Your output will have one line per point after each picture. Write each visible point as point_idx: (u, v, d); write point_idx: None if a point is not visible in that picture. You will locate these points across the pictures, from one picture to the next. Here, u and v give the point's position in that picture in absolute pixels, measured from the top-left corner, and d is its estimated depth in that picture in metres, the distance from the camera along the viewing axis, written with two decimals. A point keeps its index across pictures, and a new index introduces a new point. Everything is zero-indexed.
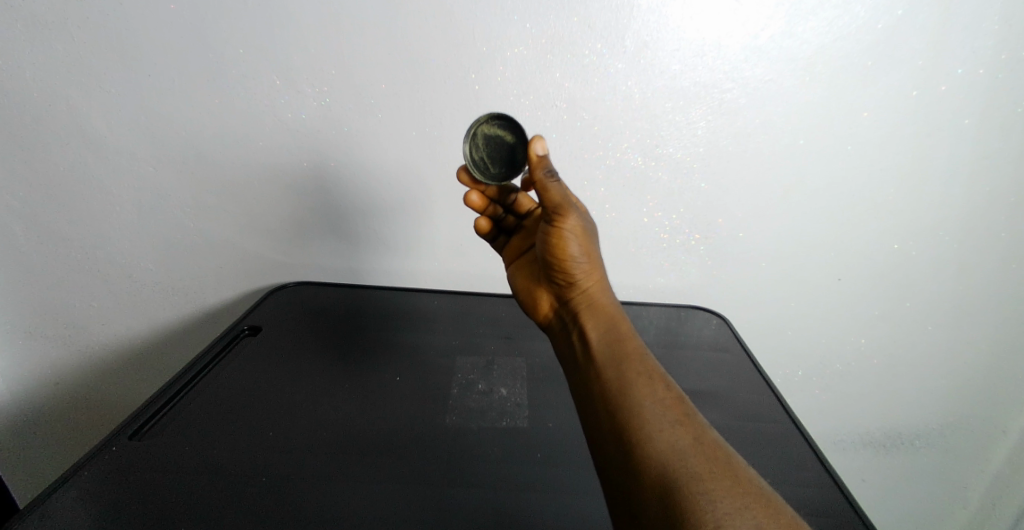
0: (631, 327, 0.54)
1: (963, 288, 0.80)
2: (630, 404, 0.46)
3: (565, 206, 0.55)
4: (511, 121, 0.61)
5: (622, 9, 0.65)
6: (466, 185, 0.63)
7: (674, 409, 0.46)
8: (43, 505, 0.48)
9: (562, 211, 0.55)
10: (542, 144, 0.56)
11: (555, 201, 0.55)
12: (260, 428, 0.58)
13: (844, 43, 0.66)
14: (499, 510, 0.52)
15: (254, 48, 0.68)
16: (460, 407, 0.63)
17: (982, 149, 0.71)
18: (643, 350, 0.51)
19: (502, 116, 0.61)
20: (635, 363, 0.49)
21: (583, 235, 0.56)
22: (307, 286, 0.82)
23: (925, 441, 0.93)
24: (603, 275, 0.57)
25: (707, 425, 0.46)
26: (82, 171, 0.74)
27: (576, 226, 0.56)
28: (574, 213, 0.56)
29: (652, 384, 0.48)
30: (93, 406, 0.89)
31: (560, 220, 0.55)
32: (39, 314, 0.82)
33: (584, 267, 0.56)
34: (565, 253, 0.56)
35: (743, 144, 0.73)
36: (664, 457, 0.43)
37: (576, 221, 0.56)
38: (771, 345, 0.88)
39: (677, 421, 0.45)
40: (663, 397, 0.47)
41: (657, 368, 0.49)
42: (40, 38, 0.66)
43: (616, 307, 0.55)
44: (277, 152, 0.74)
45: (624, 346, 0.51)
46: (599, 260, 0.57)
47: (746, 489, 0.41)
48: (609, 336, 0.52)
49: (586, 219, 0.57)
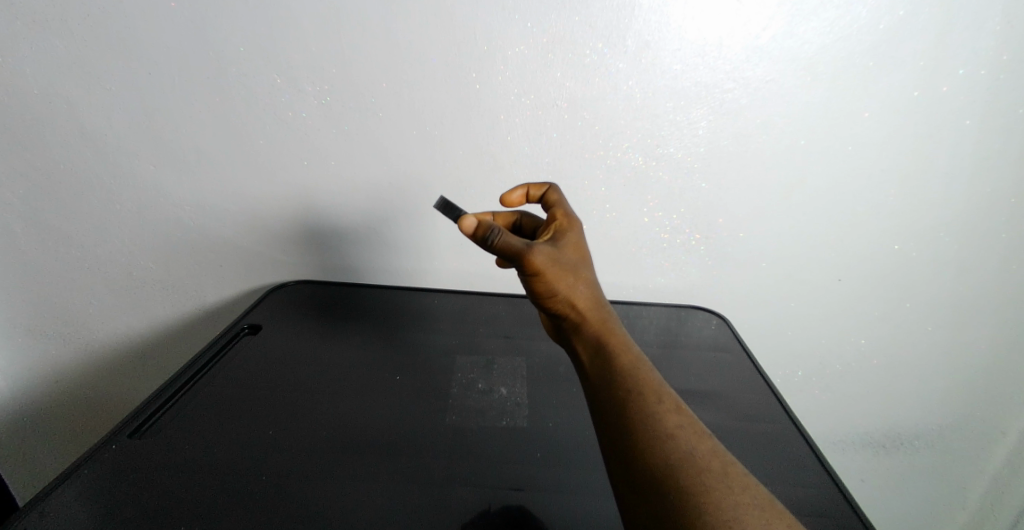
0: (626, 339, 0.50)
1: (963, 289, 0.80)
2: (623, 418, 0.45)
3: (521, 253, 0.48)
4: (449, 205, 0.54)
5: (624, 8, 0.65)
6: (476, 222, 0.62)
7: (668, 420, 0.45)
8: (43, 503, 0.48)
9: (520, 256, 0.48)
10: (470, 218, 0.47)
11: (507, 258, 0.48)
12: (255, 429, 0.58)
13: (846, 43, 0.66)
14: (500, 510, 0.52)
15: (254, 46, 0.67)
16: (460, 406, 0.63)
17: (983, 150, 0.71)
18: (638, 364, 0.48)
19: (442, 203, 0.55)
20: (625, 382, 0.47)
21: (554, 266, 0.49)
22: (307, 284, 0.83)
23: (924, 442, 0.93)
24: (593, 291, 0.52)
25: (703, 436, 0.45)
26: (82, 169, 0.74)
27: (543, 266, 0.49)
28: (538, 250, 0.48)
29: (645, 397, 0.46)
30: (92, 404, 0.89)
31: (522, 266, 0.48)
32: (40, 311, 0.82)
33: (564, 297, 0.50)
34: (538, 291, 0.50)
35: (744, 145, 0.73)
36: (655, 472, 0.42)
37: (541, 259, 0.48)
38: (771, 345, 0.88)
39: (671, 434, 0.44)
40: (657, 408, 0.45)
41: (653, 379, 0.47)
42: (41, 36, 0.66)
43: (607, 322, 0.51)
44: (278, 151, 0.73)
45: (614, 365, 0.48)
46: (581, 278, 0.51)
47: (739, 499, 0.41)
48: (597, 360, 0.49)
49: (550, 250, 0.50)
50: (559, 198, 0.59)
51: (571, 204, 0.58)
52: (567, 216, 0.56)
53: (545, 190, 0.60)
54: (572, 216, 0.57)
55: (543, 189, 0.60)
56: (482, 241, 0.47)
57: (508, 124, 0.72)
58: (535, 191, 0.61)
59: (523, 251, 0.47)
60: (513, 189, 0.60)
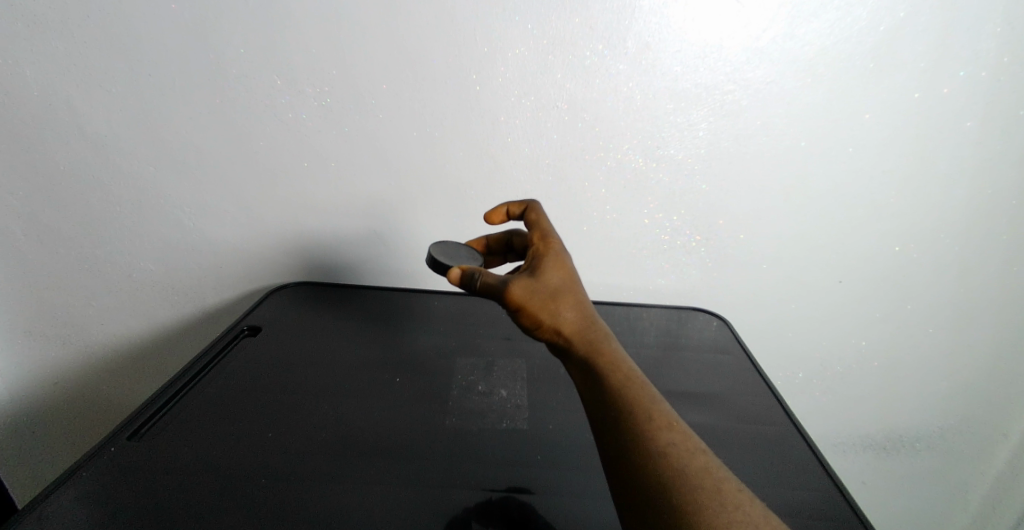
0: (620, 357, 0.49)
1: (964, 291, 0.80)
2: (615, 437, 0.45)
3: (499, 291, 0.48)
4: (436, 258, 0.58)
5: (624, 10, 0.65)
6: (474, 246, 0.66)
7: (660, 438, 0.44)
8: (42, 505, 0.48)
9: (500, 293, 0.48)
10: (455, 270, 0.50)
11: (488, 297, 0.49)
12: (255, 432, 0.57)
13: (846, 44, 0.66)
14: (501, 512, 0.52)
15: (255, 47, 0.67)
16: (460, 408, 0.63)
17: (984, 152, 0.71)
18: (629, 381, 0.47)
19: (430, 259, 0.58)
20: (616, 403, 0.46)
21: (535, 296, 0.49)
22: (306, 286, 0.83)
23: (926, 444, 0.93)
24: (579, 310, 0.50)
25: (696, 452, 0.44)
26: (82, 171, 0.74)
27: (524, 299, 0.48)
28: (515, 284, 0.49)
29: (636, 416, 0.45)
30: (91, 406, 0.89)
31: (503, 302, 0.49)
32: (40, 313, 0.82)
33: (549, 325, 0.49)
34: (524, 324, 0.49)
35: (744, 146, 0.72)
36: (647, 491, 0.42)
37: (519, 292, 0.48)
38: (772, 347, 0.87)
39: (664, 452, 0.43)
40: (649, 426, 0.45)
41: (644, 395, 0.47)
42: (41, 38, 0.66)
43: (597, 338, 0.49)
44: (277, 153, 0.73)
45: (605, 385, 0.47)
46: (564, 301, 0.50)
47: (732, 516, 0.41)
48: (588, 381, 0.48)
49: (530, 281, 0.49)
50: (539, 215, 0.59)
51: (550, 222, 0.57)
52: (546, 237, 0.56)
53: (525, 208, 0.60)
54: (553, 235, 0.56)
55: (523, 207, 0.60)
56: (465, 288, 0.49)
57: (508, 126, 0.72)
58: (515, 209, 0.60)
59: (503, 288, 0.48)
60: (496, 208, 0.60)
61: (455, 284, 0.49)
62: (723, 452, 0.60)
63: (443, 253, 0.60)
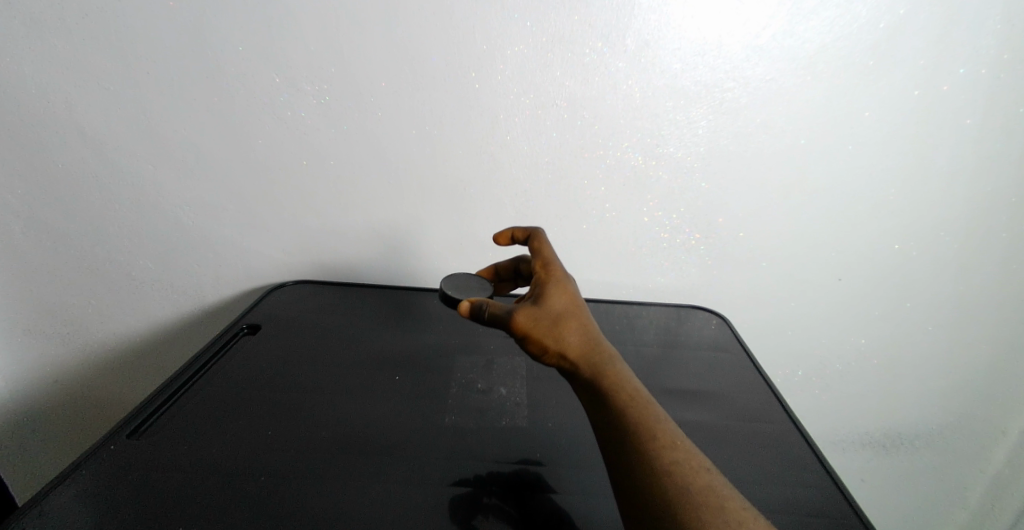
0: (627, 378, 0.49)
1: (962, 289, 0.80)
2: (621, 454, 0.45)
3: (505, 320, 0.49)
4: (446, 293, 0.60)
5: (624, 7, 0.65)
6: (487, 274, 0.66)
7: (664, 457, 0.44)
8: (43, 502, 0.48)
9: (506, 322, 0.48)
10: (462, 302, 0.50)
11: (497, 326, 0.49)
12: (256, 431, 0.57)
13: (846, 41, 0.66)
14: (500, 497, 0.53)
15: (253, 45, 0.67)
16: (460, 406, 0.63)
17: (984, 150, 0.71)
18: (635, 402, 0.47)
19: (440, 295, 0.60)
20: (622, 423, 0.46)
21: (542, 321, 0.49)
22: (306, 284, 0.82)
23: (925, 442, 0.93)
24: (585, 333, 0.50)
25: (701, 471, 0.45)
26: (81, 169, 0.74)
27: (531, 326, 0.48)
28: (520, 311, 0.49)
29: (640, 437, 0.45)
30: (91, 404, 0.89)
31: (509, 330, 0.49)
32: (39, 311, 0.82)
33: (555, 350, 0.49)
34: (531, 350, 0.49)
35: (744, 144, 0.72)
36: (653, 507, 0.43)
37: (523, 320, 0.48)
38: (772, 345, 0.87)
39: (668, 471, 0.44)
40: (652, 445, 0.45)
41: (649, 414, 0.47)
42: (39, 35, 0.66)
43: (603, 359, 0.49)
44: (277, 152, 0.73)
45: (610, 406, 0.47)
46: (568, 326, 0.49)
47: None
48: (596, 402, 0.48)
49: (536, 308, 0.50)
50: (543, 242, 0.58)
51: (553, 250, 0.57)
52: (550, 264, 0.55)
53: (529, 234, 0.60)
54: (556, 261, 0.56)
55: (527, 233, 0.60)
56: (474, 319, 0.49)
57: (507, 124, 0.72)
58: (519, 235, 0.60)
59: (508, 317, 0.48)
60: (501, 234, 0.60)
61: (465, 317, 0.49)
62: (721, 451, 0.60)
63: (453, 286, 0.62)
